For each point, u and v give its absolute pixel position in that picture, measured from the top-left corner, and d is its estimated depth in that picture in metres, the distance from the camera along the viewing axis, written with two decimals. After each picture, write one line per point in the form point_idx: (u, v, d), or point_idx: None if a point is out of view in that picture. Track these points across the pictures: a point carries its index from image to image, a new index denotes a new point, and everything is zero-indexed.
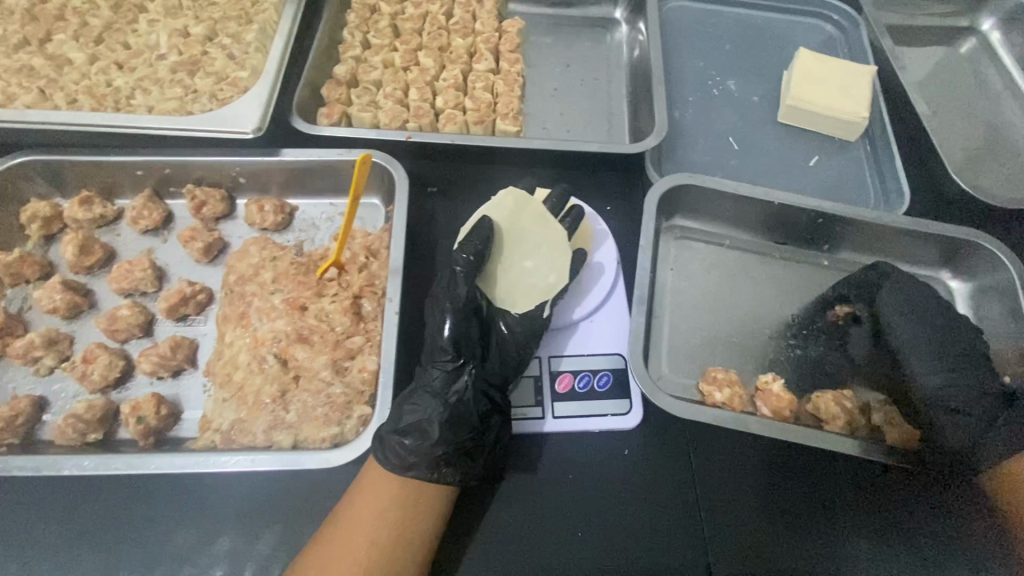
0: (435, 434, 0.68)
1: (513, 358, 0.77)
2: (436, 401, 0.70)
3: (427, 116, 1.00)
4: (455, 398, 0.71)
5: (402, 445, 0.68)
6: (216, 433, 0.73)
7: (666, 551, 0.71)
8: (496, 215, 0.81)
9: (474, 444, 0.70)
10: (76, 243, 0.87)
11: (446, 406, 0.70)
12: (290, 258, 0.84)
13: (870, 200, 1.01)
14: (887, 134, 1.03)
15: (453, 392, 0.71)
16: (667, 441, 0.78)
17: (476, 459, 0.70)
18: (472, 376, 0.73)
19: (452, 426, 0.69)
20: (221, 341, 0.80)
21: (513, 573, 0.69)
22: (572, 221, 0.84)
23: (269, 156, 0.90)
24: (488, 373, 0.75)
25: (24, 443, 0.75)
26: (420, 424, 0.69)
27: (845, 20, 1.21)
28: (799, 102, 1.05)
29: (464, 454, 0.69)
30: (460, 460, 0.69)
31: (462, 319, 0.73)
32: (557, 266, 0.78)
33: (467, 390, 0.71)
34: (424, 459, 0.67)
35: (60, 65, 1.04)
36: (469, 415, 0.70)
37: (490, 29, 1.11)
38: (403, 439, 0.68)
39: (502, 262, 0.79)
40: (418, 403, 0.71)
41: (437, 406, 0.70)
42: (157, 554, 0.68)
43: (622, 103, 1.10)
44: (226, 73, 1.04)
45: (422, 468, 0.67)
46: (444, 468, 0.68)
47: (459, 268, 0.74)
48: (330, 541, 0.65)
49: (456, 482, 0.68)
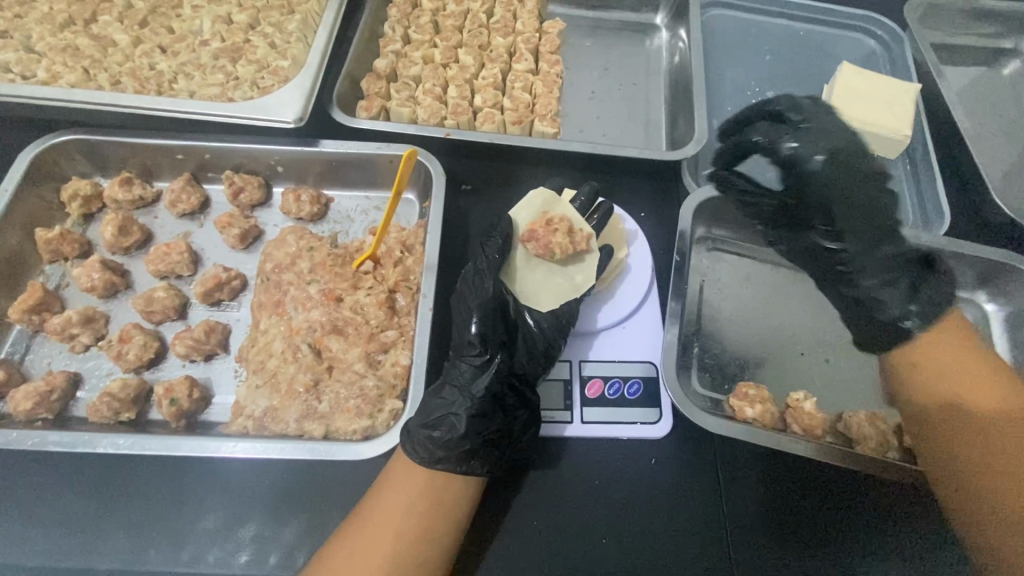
0: (463, 426, 0.67)
1: (541, 350, 0.75)
2: (464, 395, 0.70)
3: (465, 114, 1.00)
4: (482, 391, 0.70)
5: (431, 438, 0.67)
6: (248, 419, 0.73)
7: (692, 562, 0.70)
8: (524, 213, 0.83)
9: (502, 437, 0.69)
10: (115, 223, 0.88)
11: (474, 399, 0.69)
12: (327, 249, 0.86)
13: (909, 218, 0.99)
14: (929, 154, 1.02)
15: (479, 385, 0.71)
16: (694, 451, 0.77)
17: (502, 452, 0.69)
18: (499, 370, 0.71)
19: (482, 420, 0.68)
20: (256, 328, 0.80)
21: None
22: (600, 218, 0.85)
23: (308, 146, 0.90)
24: (515, 364, 0.74)
25: (57, 419, 0.75)
26: (450, 417, 0.68)
27: (888, 35, 1.19)
28: (840, 117, 1.03)
29: (491, 447, 0.69)
30: (489, 452, 0.68)
31: (489, 313, 0.73)
32: (585, 268, 0.81)
33: (494, 385, 0.70)
34: (453, 452, 0.67)
35: (105, 47, 1.05)
36: (496, 408, 0.70)
37: (530, 29, 1.11)
38: (432, 432, 0.67)
39: (526, 261, 0.81)
40: (447, 396, 0.71)
41: (465, 399, 0.70)
42: (185, 536, 0.68)
43: (659, 110, 1.09)
44: (268, 61, 1.04)
45: (451, 461, 0.67)
46: (472, 461, 0.67)
47: (490, 265, 0.76)
48: (355, 533, 0.64)
49: (485, 474, 0.68)
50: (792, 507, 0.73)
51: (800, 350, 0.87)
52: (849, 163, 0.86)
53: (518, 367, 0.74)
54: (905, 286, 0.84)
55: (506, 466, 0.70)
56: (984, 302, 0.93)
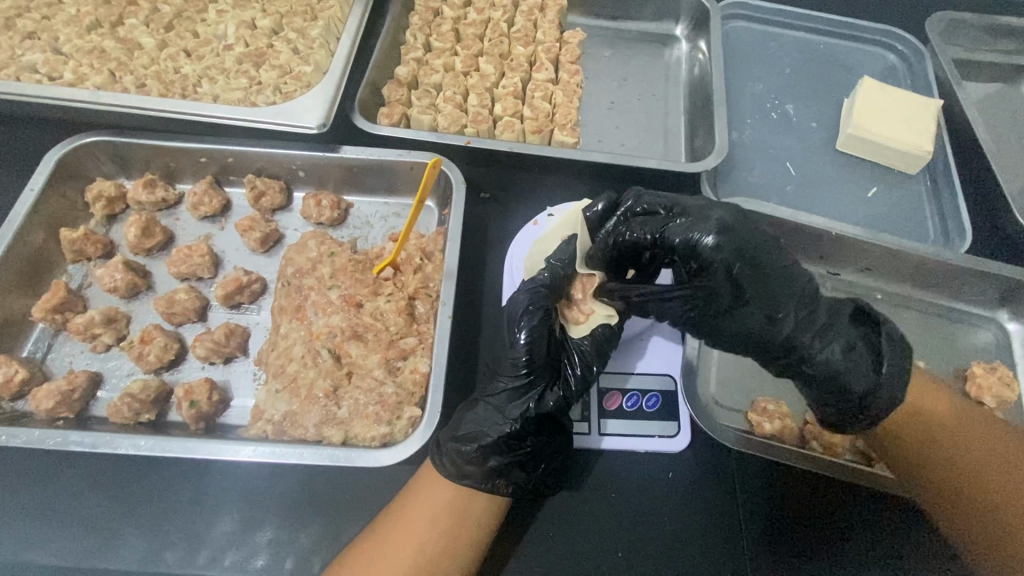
0: (492, 447, 0.67)
1: (583, 382, 0.71)
2: (500, 416, 0.68)
3: (485, 122, 1.01)
4: (517, 416, 0.68)
5: (460, 452, 0.67)
6: (267, 423, 0.73)
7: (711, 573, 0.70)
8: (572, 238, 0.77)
9: (530, 461, 0.68)
10: (138, 224, 0.89)
11: (507, 422, 0.68)
12: (347, 254, 0.86)
13: (929, 235, 0.99)
14: (950, 170, 1.01)
15: (516, 408, 0.68)
16: (716, 468, 0.76)
17: (529, 472, 0.69)
18: (538, 397, 0.69)
19: (513, 443, 0.67)
20: (276, 332, 0.80)
21: None
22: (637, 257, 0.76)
23: (332, 153, 0.91)
24: (550, 394, 0.69)
25: (78, 418, 0.76)
26: (485, 436, 0.67)
27: (909, 50, 1.19)
28: (861, 132, 1.03)
29: (518, 471, 0.68)
30: (513, 473, 0.68)
31: (542, 338, 0.68)
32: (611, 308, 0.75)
33: (528, 411, 0.68)
34: (480, 470, 0.67)
35: (131, 49, 1.07)
36: (528, 436, 0.68)
37: (551, 40, 1.12)
38: (462, 446, 0.67)
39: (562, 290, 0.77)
40: (484, 411, 0.70)
41: (498, 420, 0.68)
42: (202, 539, 0.68)
43: (679, 121, 1.09)
44: (290, 67, 1.05)
45: (477, 478, 0.67)
46: (498, 480, 0.67)
47: (544, 280, 0.72)
48: (379, 541, 0.65)
49: (510, 494, 0.68)
50: (810, 522, 0.73)
51: None
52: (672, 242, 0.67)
53: (559, 398, 0.69)
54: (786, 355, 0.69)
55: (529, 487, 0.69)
56: (1005, 320, 0.92)
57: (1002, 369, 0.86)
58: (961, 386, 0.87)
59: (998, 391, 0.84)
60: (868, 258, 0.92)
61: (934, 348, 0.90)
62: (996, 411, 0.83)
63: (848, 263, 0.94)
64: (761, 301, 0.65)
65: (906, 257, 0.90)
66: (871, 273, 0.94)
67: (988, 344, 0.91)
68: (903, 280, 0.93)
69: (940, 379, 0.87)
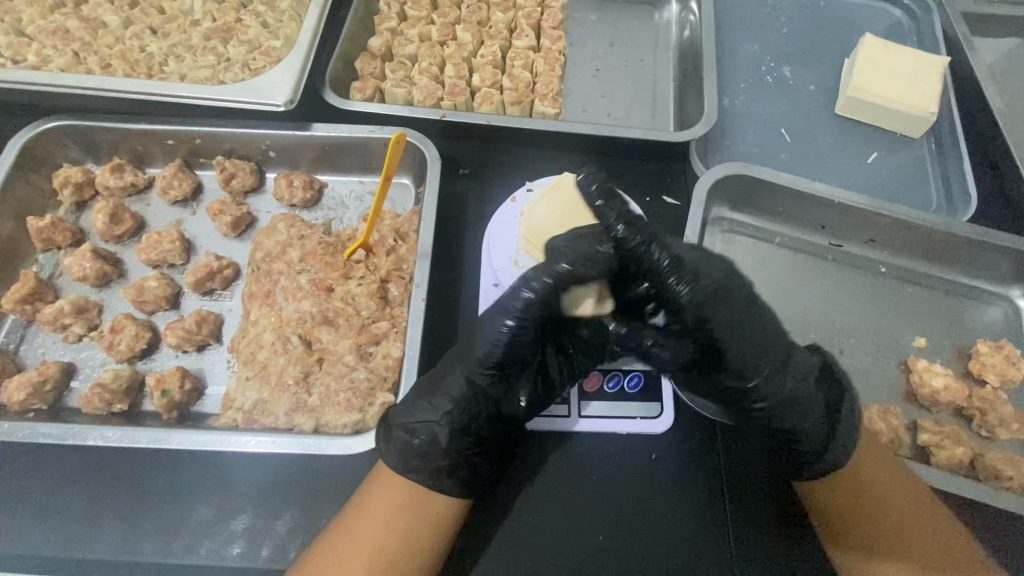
0: (437, 442, 0.65)
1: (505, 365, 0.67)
2: (445, 398, 0.67)
3: (462, 94, 0.96)
4: (460, 390, 0.67)
5: (413, 444, 0.65)
6: (237, 412, 0.72)
7: (690, 548, 0.68)
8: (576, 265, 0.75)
9: (463, 461, 0.66)
10: (106, 211, 0.86)
11: (458, 393, 0.67)
12: (317, 236, 0.83)
13: (932, 203, 0.94)
14: (957, 134, 0.96)
15: (445, 399, 0.67)
16: (701, 445, 0.74)
17: (475, 468, 0.66)
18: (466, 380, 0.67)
19: (465, 439, 0.66)
20: (246, 319, 0.79)
21: (529, 560, 0.68)
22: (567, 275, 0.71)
23: (301, 130, 0.87)
24: (502, 339, 0.65)
25: (51, 409, 0.75)
26: (427, 425, 0.66)
27: (915, 5, 1.12)
28: (860, 94, 0.97)
29: (477, 468, 0.66)
30: (464, 470, 0.66)
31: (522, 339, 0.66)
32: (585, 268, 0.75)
33: (463, 399, 0.67)
34: (435, 460, 0.65)
35: (95, 29, 1.02)
36: (482, 409, 0.67)
37: (532, 4, 1.06)
38: (411, 439, 0.65)
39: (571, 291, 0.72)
40: (428, 400, 0.67)
41: (449, 413, 0.66)
42: (175, 529, 0.68)
43: (668, 88, 1.04)
44: (259, 42, 1.01)
45: (428, 469, 0.65)
46: (453, 479, 0.65)
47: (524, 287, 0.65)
48: (347, 534, 0.63)
49: (463, 490, 0.65)
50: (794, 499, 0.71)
51: (812, 339, 0.83)
52: (729, 293, 0.68)
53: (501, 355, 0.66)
54: (782, 387, 0.68)
55: (499, 464, 0.69)
56: (1016, 295, 0.88)
57: (1009, 347, 0.81)
58: (964, 364, 0.83)
59: (1002, 370, 0.79)
60: (873, 228, 0.87)
61: (938, 325, 0.86)
62: (1000, 392, 0.79)
63: (851, 235, 0.89)
64: (750, 346, 0.67)
65: (909, 227, 0.85)
66: (875, 245, 0.90)
67: (995, 322, 0.87)
68: (908, 253, 0.89)
69: (942, 356, 0.83)
